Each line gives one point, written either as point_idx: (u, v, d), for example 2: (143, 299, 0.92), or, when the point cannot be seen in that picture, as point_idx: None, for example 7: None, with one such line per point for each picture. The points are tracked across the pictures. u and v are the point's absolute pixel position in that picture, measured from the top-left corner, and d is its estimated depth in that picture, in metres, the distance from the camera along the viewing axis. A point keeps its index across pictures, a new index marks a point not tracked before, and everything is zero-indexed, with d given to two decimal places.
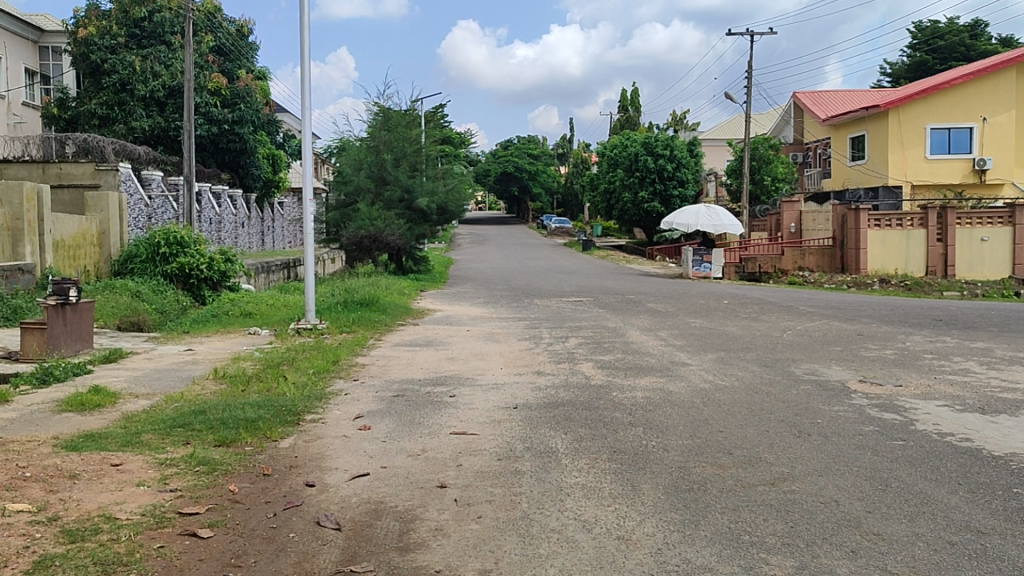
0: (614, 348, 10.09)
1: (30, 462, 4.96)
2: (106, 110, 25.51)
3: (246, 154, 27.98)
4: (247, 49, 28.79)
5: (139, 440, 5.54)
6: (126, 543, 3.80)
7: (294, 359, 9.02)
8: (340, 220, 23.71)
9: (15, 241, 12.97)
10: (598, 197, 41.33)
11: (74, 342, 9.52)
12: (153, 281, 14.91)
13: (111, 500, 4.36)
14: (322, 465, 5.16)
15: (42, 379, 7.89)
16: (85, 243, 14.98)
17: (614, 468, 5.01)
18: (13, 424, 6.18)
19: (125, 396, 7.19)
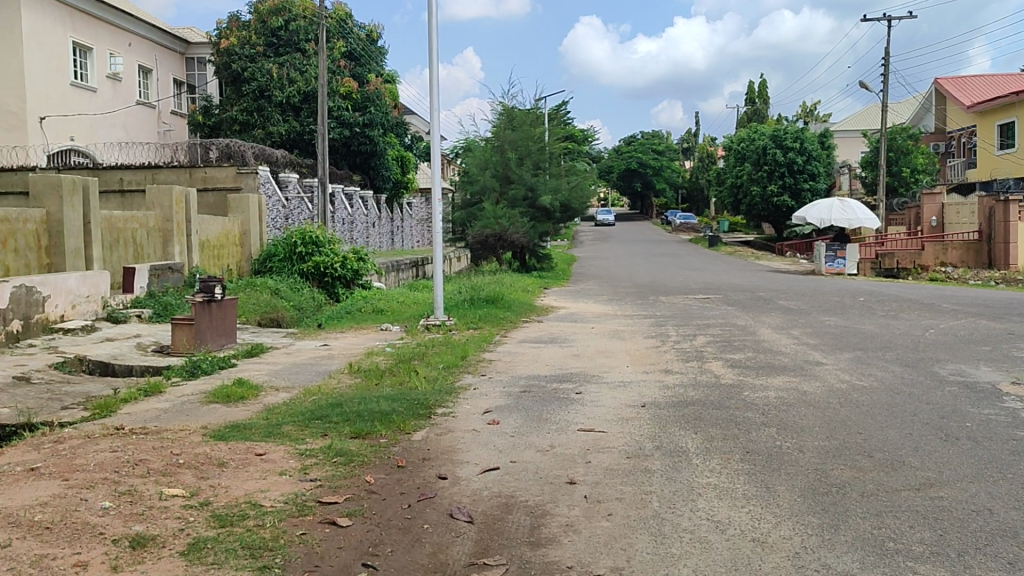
0: (744, 346, 9.87)
1: (183, 449, 5.28)
2: (246, 116, 26.78)
3: (377, 156, 28.75)
4: (378, 53, 29.53)
5: (280, 431, 5.80)
6: (271, 529, 3.98)
7: (424, 354, 9.23)
8: (466, 219, 24.08)
9: (166, 241, 13.83)
10: (724, 192, 40.39)
11: (220, 337, 10.05)
12: (291, 279, 15.55)
13: (257, 487, 4.57)
14: (453, 458, 5.26)
15: (191, 371, 8.38)
16: (228, 243, 15.79)
17: (748, 468, 4.89)
18: (167, 414, 6.58)
19: (267, 389, 7.53)
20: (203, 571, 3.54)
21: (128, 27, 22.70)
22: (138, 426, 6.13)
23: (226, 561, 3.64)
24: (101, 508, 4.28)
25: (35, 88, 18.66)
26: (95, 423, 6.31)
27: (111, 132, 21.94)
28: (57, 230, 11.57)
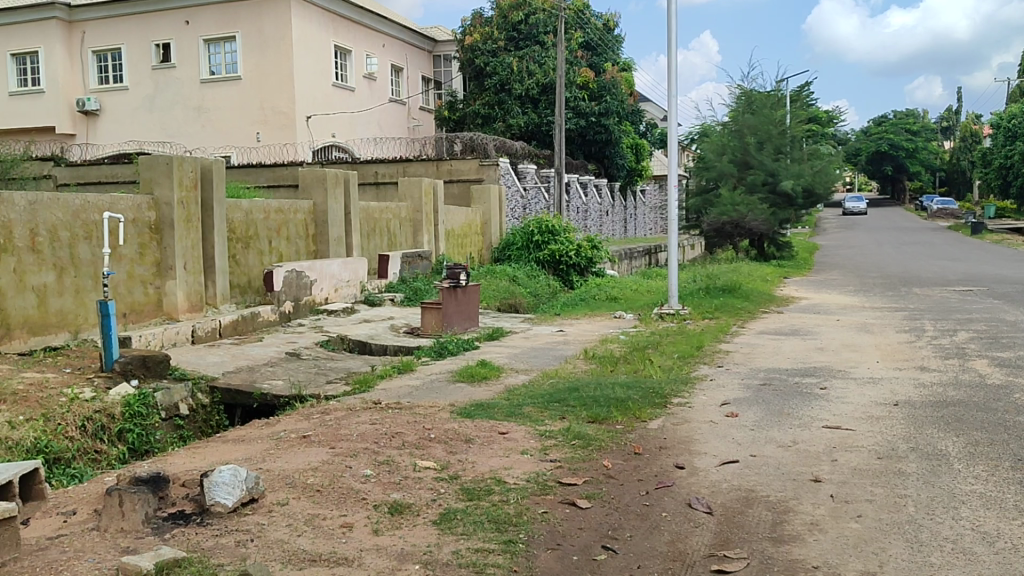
0: (1013, 344, 8.98)
1: (433, 424, 5.65)
2: (488, 110, 27.79)
3: (612, 144, 28.96)
4: (615, 42, 29.54)
5: (521, 412, 6.03)
6: (515, 505, 4.18)
7: (659, 342, 9.20)
8: (701, 206, 23.69)
9: (416, 230, 14.92)
10: (991, 174, 36.77)
11: (464, 320, 10.60)
12: (528, 267, 16.03)
13: (500, 464, 4.81)
14: (691, 448, 5.23)
15: (439, 352, 8.91)
16: (470, 232, 16.71)
17: (1021, 479, 4.46)
18: (418, 390, 7.05)
19: (507, 371, 7.85)
20: (454, 540, 3.81)
21: (382, 29, 24.26)
22: (393, 401, 6.63)
23: (474, 533, 3.88)
24: (362, 474, 4.70)
25: (303, 91, 20.45)
26: (356, 397, 6.88)
27: (367, 129, 23.59)
28: (322, 220, 12.63)
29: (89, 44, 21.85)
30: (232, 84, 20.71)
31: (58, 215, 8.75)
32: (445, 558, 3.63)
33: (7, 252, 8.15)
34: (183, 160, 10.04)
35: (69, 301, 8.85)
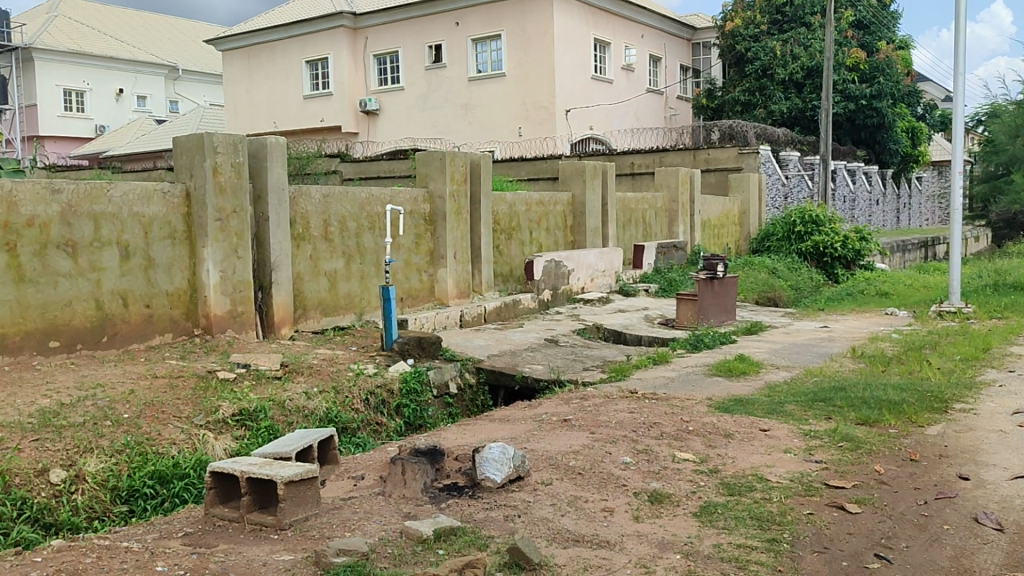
0: None
1: (692, 418, 5.66)
2: (748, 96, 26.80)
3: (884, 129, 27.14)
4: (891, 19, 27.29)
5: (783, 409, 5.86)
6: (779, 504, 4.09)
7: (938, 342, 8.51)
8: (989, 194, 21.60)
9: (671, 220, 15.44)
10: None
11: (721, 313, 10.46)
12: (789, 259, 15.47)
13: (762, 462, 4.72)
14: (976, 459, 4.81)
15: (695, 345, 8.84)
16: (727, 223, 17.34)
17: None
18: (674, 382, 7.05)
19: (767, 366, 7.63)
20: (715, 534, 3.79)
21: (642, 19, 24.18)
22: (650, 391, 6.68)
23: (737, 528, 3.84)
24: (621, 461, 4.82)
25: (563, 84, 20.91)
26: (614, 385, 6.99)
27: (625, 120, 23.71)
28: (580, 211, 13.19)
29: (371, 49, 23.73)
30: (496, 81, 21.61)
31: (348, 207, 9.64)
32: (708, 550, 3.62)
33: (305, 240, 9.15)
34: (455, 155, 10.68)
35: (356, 285, 9.78)
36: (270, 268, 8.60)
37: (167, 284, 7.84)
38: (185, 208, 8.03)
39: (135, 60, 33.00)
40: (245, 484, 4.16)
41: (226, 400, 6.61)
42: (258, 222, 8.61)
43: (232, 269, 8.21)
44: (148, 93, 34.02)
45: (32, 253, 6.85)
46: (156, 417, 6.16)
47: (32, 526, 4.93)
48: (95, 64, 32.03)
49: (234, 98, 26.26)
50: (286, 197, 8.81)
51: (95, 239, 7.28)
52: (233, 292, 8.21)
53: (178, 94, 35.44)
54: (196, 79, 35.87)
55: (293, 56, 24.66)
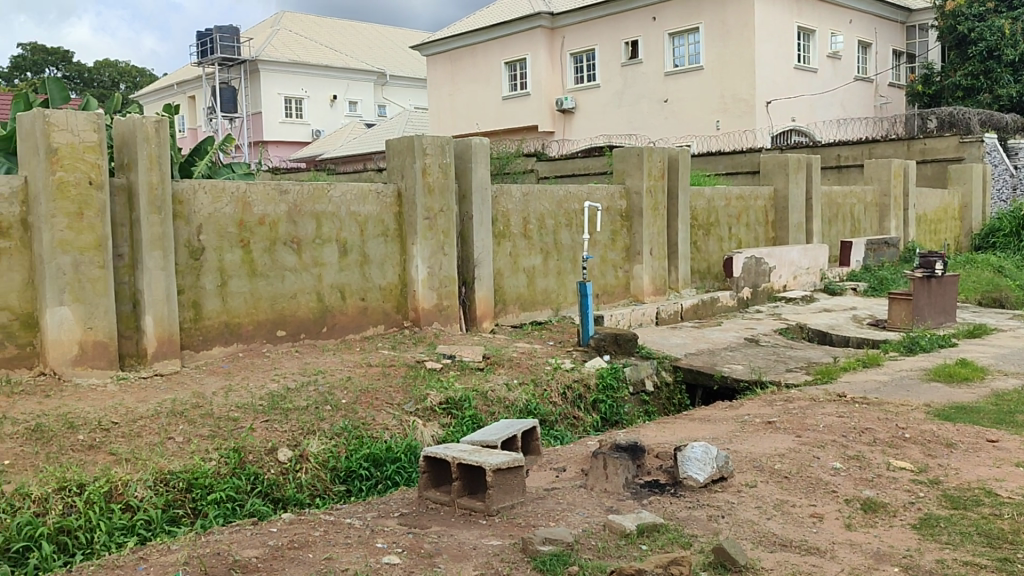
0: None
1: (908, 425, 5.36)
2: (970, 81, 24.27)
3: None
4: None
5: (1014, 420, 5.41)
6: (1010, 521, 3.79)
7: None
8: None
9: (882, 216, 14.70)
10: None
11: (938, 315, 9.80)
12: (1018, 257, 14.27)
13: (989, 475, 4.40)
14: None
15: (909, 348, 8.32)
16: (946, 218, 16.53)
17: None
18: (887, 386, 6.68)
19: (994, 373, 7.05)
20: (937, 549, 3.58)
21: (851, 3, 22.88)
22: (860, 395, 6.36)
23: (961, 544, 3.60)
24: (831, 466, 4.64)
25: (765, 76, 20.20)
26: (820, 388, 6.72)
27: (829, 111, 22.60)
28: (782, 206, 12.78)
29: (568, 47, 23.98)
30: (694, 75, 21.19)
31: (547, 205, 9.82)
32: (929, 565, 3.42)
33: (506, 238, 9.41)
34: (653, 151, 10.63)
35: (553, 281, 9.98)
36: (473, 265, 8.93)
37: (380, 279, 8.33)
38: (396, 207, 8.47)
39: (347, 67, 34.96)
40: (456, 469, 4.35)
41: (432, 389, 6.94)
42: (463, 220, 8.96)
43: (439, 265, 8.60)
44: (358, 99, 35.93)
45: (264, 249, 7.46)
46: (370, 403, 6.55)
47: (263, 499, 5.39)
48: (312, 72, 34.34)
49: (438, 101, 27.39)
50: (489, 195, 9.09)
51: (317, 237, 7.83)
52: (439, 287, 8.62)
53: (386, 99, 37.21)
54: (402, 83, 37.51)
55: (493, 58, 25.36)
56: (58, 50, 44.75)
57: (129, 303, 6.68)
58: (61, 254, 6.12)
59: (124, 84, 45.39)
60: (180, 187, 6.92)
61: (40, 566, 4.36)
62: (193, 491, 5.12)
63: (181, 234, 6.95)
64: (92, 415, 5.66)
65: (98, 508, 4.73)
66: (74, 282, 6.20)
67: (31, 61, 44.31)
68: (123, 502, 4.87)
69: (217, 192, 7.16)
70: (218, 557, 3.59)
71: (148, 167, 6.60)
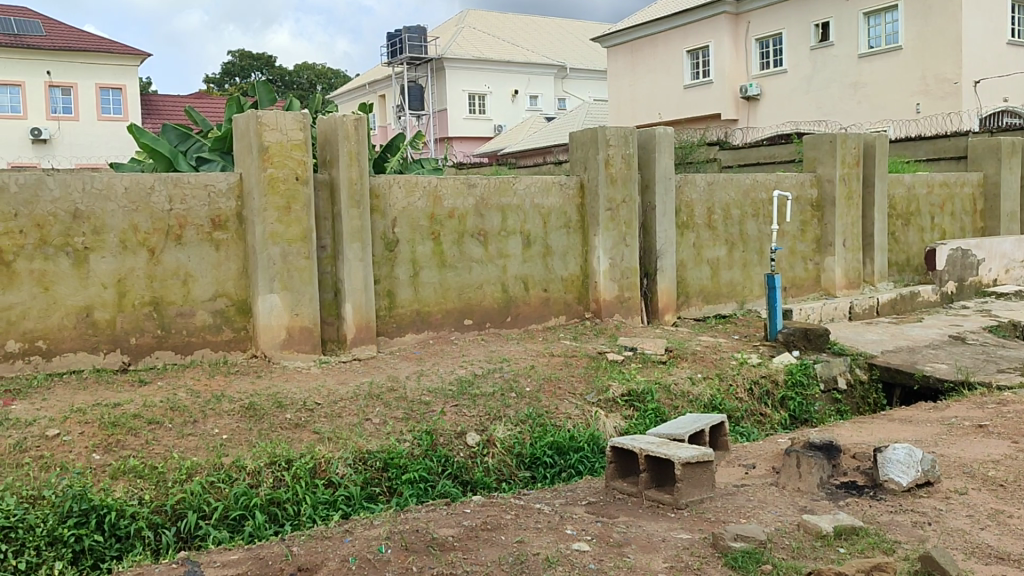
0: None
1: None
2: None
3: None
4: None
5: None
6: None
7: None
8: None
9: None
10: None
11: None
12: None
13: None
14: None
15: None
16: None
17: None
18: None
19: None
20: None
21: None
22: None
23: None
24: None
25: (973, 53, 18.24)
26: None
27: None
28: (994, 194, 11.88)
29: (754, 33, 23.20)
30: (892, 57, 19.60)
31: (732, 194, 9.56)
32: None
33: (689, 228, 9.25)
34: (847, 137, 10.11)
35: (738, 273, 9.72)
36: (656, 256, 8.85)
37: (562, 270, 8.42)
38: (579, 198, 8.52)
39: (528, 62, 35.42)
40: (644, 461, 4.36)
41: (615, 380, 6.96)
42: (646, 211, 8.89)
43: (621, 256, 8.58)
44: (539, 93, 36.27)
45: (452, 241, 7.71)
46: (553, 392, 6.65)
47: (453, 481, 5.57)
48: (495, 68, 35.07)
49: (618, 92, 27.26)
50: (673, 185, 8.95)
51: (502, 229, 8.00)
52: (621, 278, 8.60)
53: (566, 92, 37.15)
54: (584, 76, 37.25)
55: (674, 47, 24.95)
56: (263, 55, 48.11)
57: (330, 292, 7.11)
58: (272, 246, 6.59)
59: (321, 85, 48.15)
60: (376, 182, 7.27)
61: (254, 534, 4.72)
62: (388, 471, 5.37)
63: (377, 227, 7.30)
64: (298, 395, 6.07)
65: (304, 483, 5.06)
66: (283, 271, 6.65)
67: (239, 67, 47.89)
68: (326, 478, 5.17)
69: (410, 186, 7.47)
70: (417, 534, 3.76)
71: (348, 164, 6.96)
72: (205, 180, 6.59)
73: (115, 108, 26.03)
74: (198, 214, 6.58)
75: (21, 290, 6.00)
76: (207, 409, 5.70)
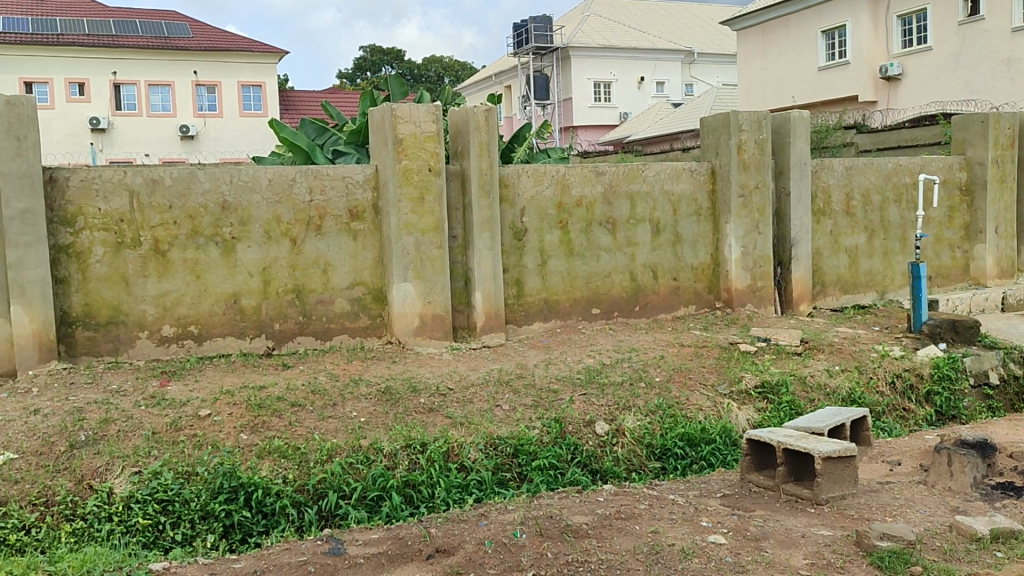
0: None
1: None
2: None
3: None
4: None
5: None
6: None
7: None
8: None
9: None
10: None
11: None
12: None
13: None
14: None
15: None
16: None
17: None
18: None
19: None
20: None
21: None
22: None
23: None
24: None
25: None
26: None
27: None
28: None
29: (894, 9, 22.05)
30: None
31: (873, 178, 9.13)
32: None
33: (826, 215, 8.91)
34: (999, 117, 9.48)
35: (879, 262, 9.30)
36: (791, 244, 8.57)
37: (692, 258, 8.26)
38: (710, 185, 8.33)
39: (655, 47, 34.87)
40: (782, 454, 4.24)
41: (748, 371, 6.80)
42: (780, 197, 8.62)
43: (753, 244, 8.34)
44: (666, 79, 35.64)
45: (581, 230, 7.70)
46: (683, 383, 6.55)
47: (582, 469, 5.56)
48: (621, 55, 34.71)
49: (748, 75, 26.48)
50: (809, 170, 8.64)
51: (631, 217, 7.91)
52: (753, 267, 8.37)
53: (694, 77, 36.32)
54: (712, 60, 36.37)
55: (809, 28, 24.04)
56: (393, 50, 49.27)
57: (461, 281, 7.23)
58: (405, 235, 6.75)
59: (448, 77, 48.94)
60: (505, 171, 7.33)
61: (391, 514, 4.86)
62: (519, 457, 5.41)
63: (507, 216, 7.37)
64: (431, 380, 6.22)
65: (438, 466, 5.17)
66: (416, 260, 6.81)
67: (370, 62, 49.28)
68: (458, 462, 5.27)
69: (539, 175, 7.49)
70: (551, 521, 3.79)
71: (478, 154, 7.04)
72: (343, 172, 6.81)
73: (255, 104, 27.26)
74: (336, 205, 6.81)
75: (176, 278, 6.38)
76: (346, 393, 5.90)
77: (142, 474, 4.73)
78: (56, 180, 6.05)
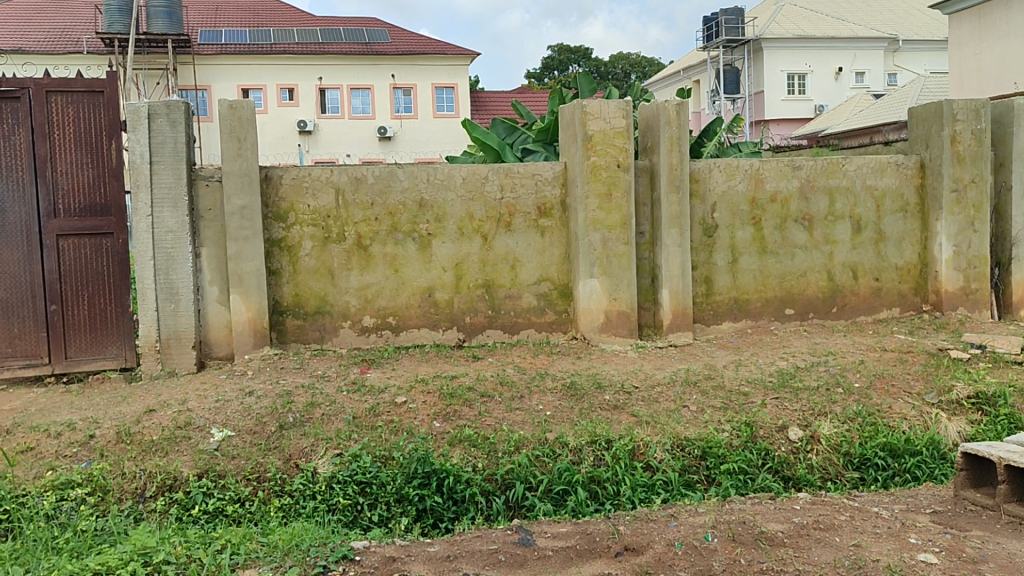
0: None
1: None
2: None
3: None
4: None
5: None
6: None
7: None
8: None
9: None
10: None
11: None
12: None
13: None
14: None
15: None
16: None
17: None
18: None
19: None
20: None
21: None
22: None
23: None
24: None
25: None
26: None
27: None
28: None
29: None
30: None
31: None
32: None
33: None
34: None
35: None
36: (1011, 242, 7.87)
37: (897, 257, 7.76)
38: (919, 180, 7.79)
39: (855, 36, 33.13)
40: (1003, 472, 3.89)
41: (959, 380, 6.30)
42: (999, 191, 7.93)
43: (968, 243, 7.72)
44: (867, 68, 33.76)
45: (775, 226, 7.40)
46: (886, 390, 6.17)
47: (774, 476, 5.32)
48: (817, 45, 33.21)
49: (961, 62, 24.60)
50: None
51: (830, 213, 7.52)
52: (966, 268, 7.75)
53: (898, 66, 34.18)
54: (919, 47, 34.10)
55: None
56: (581, 48, 49.56)
57: (648, 278, 7.15)
58: (592, 232, 6.76)
59: (636, 73, 48.67)
60: (697, 165, 7.17)
61: (576, 509, 4.86)
62: (707, 460, 5.28)
63: (697, 212, 7.21)
64: (617, 377, 6.19)
65: (624, 464, 5.12)
66: (602, 256, 6.79)
67: (558, 61, 49.77)
68: (645, 462, 5.20)
69: (732, 169, 7.28)
70: (744, 526, 3.67)
71: (668, 149, 6.92)
72: (533, 170, 6.90)
73: (448, 106, 28.15)
74: (526, 203, 6.90)
75: (376, 272, 6.69)
76: (533, 386, 5.98)
77: (343, 456, 5.00)
78: (271, 178, 6.49)
